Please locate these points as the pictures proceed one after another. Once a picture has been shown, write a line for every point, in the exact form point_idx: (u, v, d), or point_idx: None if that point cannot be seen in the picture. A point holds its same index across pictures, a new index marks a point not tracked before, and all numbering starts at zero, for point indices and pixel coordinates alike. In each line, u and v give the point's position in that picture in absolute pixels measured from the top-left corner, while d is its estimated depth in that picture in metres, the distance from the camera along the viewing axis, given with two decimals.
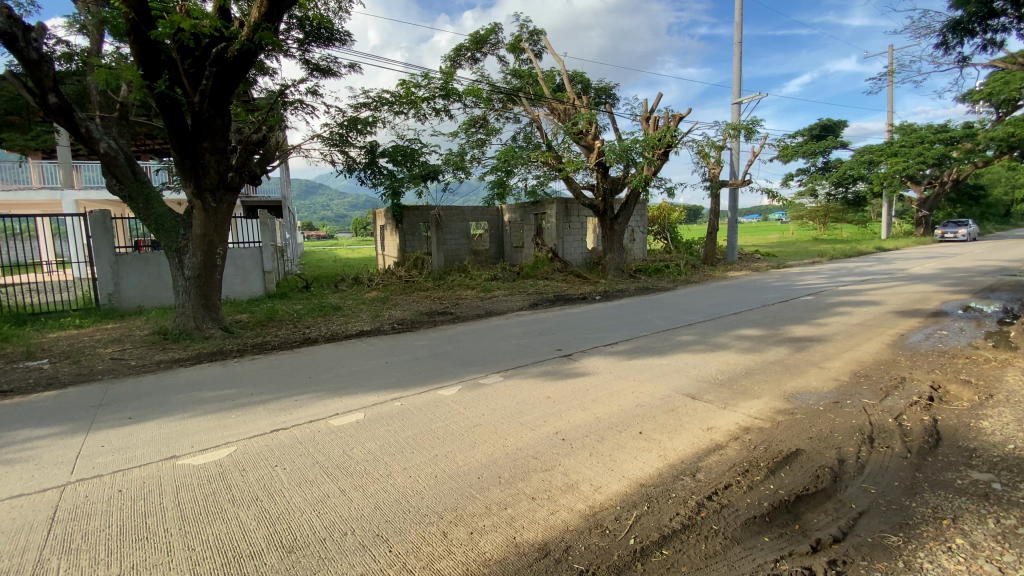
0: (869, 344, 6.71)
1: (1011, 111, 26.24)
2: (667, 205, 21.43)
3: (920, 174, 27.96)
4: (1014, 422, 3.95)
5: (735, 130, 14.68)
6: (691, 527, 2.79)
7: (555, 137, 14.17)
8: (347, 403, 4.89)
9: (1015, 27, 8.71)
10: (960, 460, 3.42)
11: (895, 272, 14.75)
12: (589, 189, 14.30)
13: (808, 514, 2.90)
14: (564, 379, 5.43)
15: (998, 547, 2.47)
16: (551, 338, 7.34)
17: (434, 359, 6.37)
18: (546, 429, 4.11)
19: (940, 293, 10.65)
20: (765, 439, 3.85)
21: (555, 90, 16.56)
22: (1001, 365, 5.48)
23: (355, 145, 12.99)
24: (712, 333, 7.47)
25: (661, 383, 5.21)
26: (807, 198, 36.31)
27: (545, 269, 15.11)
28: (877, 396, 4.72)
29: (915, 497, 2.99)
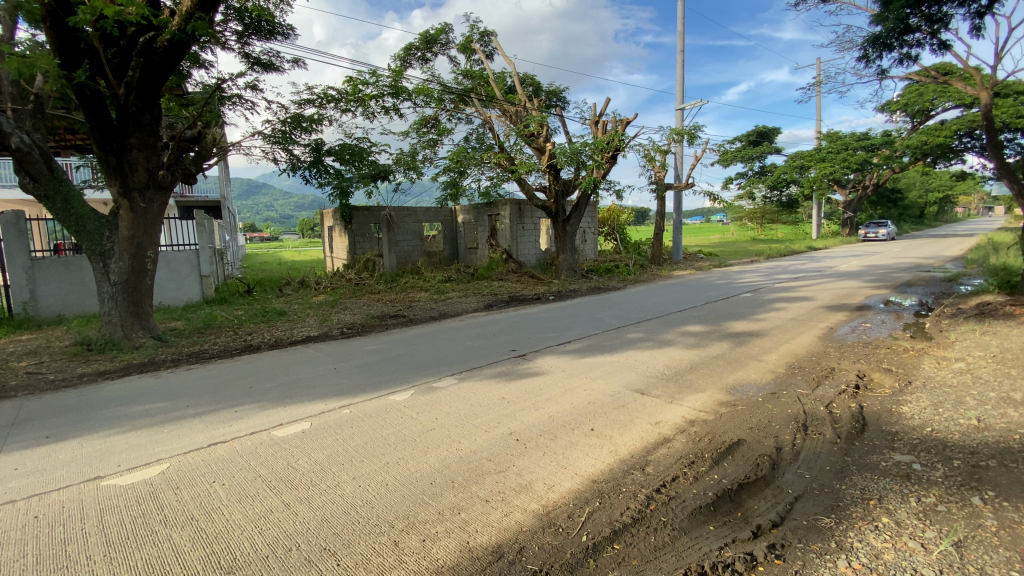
0: (802, 337, 7.14)
1: (924, 121, 28.58)
2: (617, 207, 21.96)
3: (845, 178, 30.06)
4: (929, 406, 4.30)
5: (679, 135, 15.23)
6: (640, 521, 2.85)
7: (507, 138, 14.22)
8: (291, 413, 4.68)
9: (928, 42, 9.56)
10: (883, 444, 3.68)
11: (825, 269, 15.79)
12: (541, 190, 14.41)
13: (749, 501, 3.04)
14: (518, 379, 5.44)
15: (919, 525, 2.65)
16: (505, 339, 7.34)
17: (385, 364, 6.22)
18: (499, 430, 4.10)
19: (863, 288, 11.47)
20: (708, 431, 4.00)
21: (506, 92, 16.64)
22: (918, 353, 5.95)
23: (299, 143, 12.52)
24: (660, 330, 7.70)
25: (612, 380, 5.33)
26: (746, 200, 38.25)
27: (499, 270, 15.11)
28: (810, 386, 5.02)
29: (845, 480, 3.19)
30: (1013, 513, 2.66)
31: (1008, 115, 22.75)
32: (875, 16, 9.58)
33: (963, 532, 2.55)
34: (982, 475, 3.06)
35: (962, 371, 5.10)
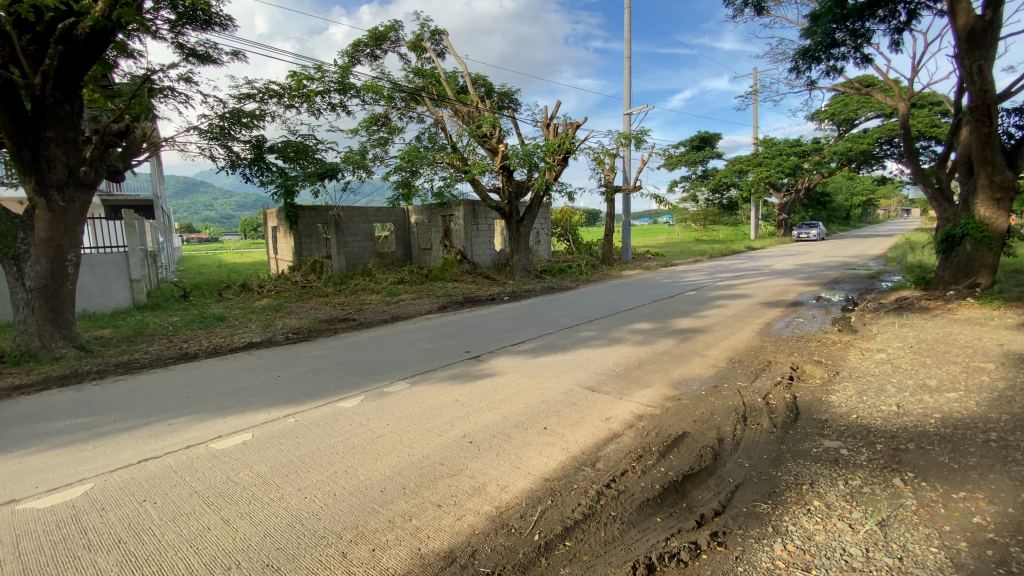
0: (742, 332, 7.52)
1: (849, 129, 30.78)
2: (568, 208, 22.32)
3: (780, 182, 31.91)
4: (855, 394, 4.63)
5: (627, 139, 15.67)
6: (591, 517, 2.90)
7: (459, 138, 14.14)
8: (231, 424, 4.44)
9: (852, 56, 10.33)
10: (814, 431, 3.93)
11: (762, 268, 16.69)
12: (494, 192, 14.40)
13: (693, 491, 3.16)
14: (471, 381, 5.41)
15: (847, 506, 2.84)
16: (459, 341, 7.28)
17: (334, 370, 6.02)
18: (452, 434, 4.06)
19: (797, 285, 12.22)
20: (655, 425, 4.14)
21: (457, 92, 16.54)
22: (844, 346, 6.40)
23: (239, 139, 11.94)
24: (610, 329, 7.88)
25: (564, 378, 5.40)
26: (690, 203, 39.85)
27: (454, 271, 14.92)
28: (749, 378, 5.30)
29: (781, 467, 3.38)
30: (929, 492, 2.90)
31: (922, 125, 24.91)
32: (804, 30, 10.29)
33: (886, 511, 2.74)
34: (900, 458, 3.32)
35: (883, 361, 5.53)
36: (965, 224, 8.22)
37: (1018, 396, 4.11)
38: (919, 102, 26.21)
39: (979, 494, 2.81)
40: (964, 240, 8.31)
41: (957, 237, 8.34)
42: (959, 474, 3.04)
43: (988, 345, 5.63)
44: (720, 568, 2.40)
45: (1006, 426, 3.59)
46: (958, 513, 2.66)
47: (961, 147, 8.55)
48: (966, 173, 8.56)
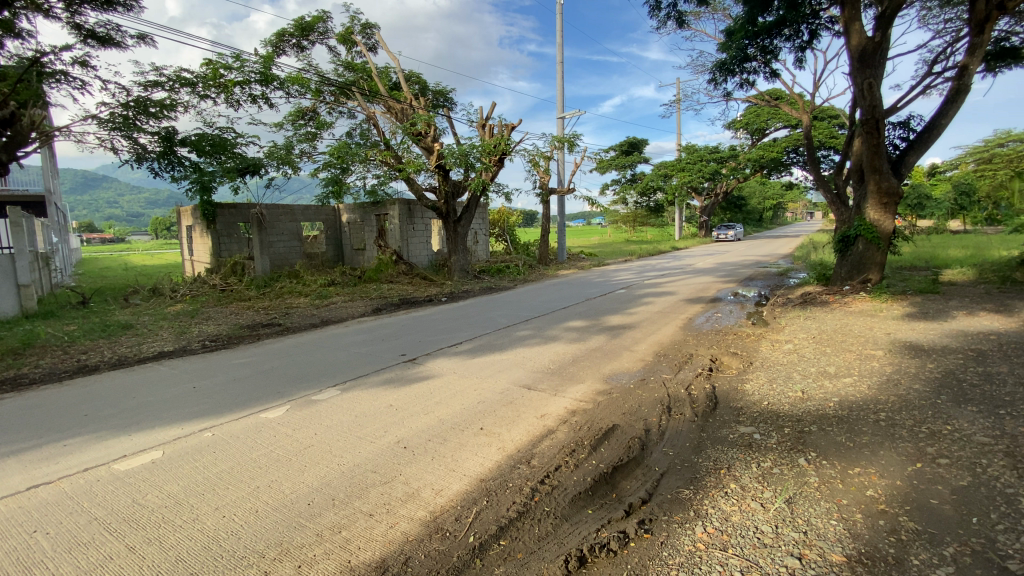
0: (667, 328, 7.93)
1: (760, 138, 33.33)
2: (505, 209, 22.46)
3: (700, 186, 34.02)
4: (766, 382, 5.03)
5: (561, 142, 16.02)
6: (525, 514, 2.93)
7: (393, 136, 13.82)
8: (139, 442, 4.06)
9: (761, 71, 11.20)
10: (731, 418, 4.22)
11: (687, 267, 17.69)
12: (430, 191, 14.19)
13: (623, 482, 3.29)
14: (406, 384, 5.30)
15: (759, 487, 3.07)
16: (394, 344, 7.11)
17: (259, 379, 5.66)
18: (386, 440, 3.95)
19: (717, 282, 13.07)
20: (588, 419, 4.26)
21: (390, 88, 16.17)
22: (758, 338, 6.92)
23: (147, 130, 10.96)
24: (546, 327, 8.01)
25: (501, 378, 5.42)
26: (621, 205, 41.44)
27: (389, 272, 14.50)
28: (674, 371, 5.60)
29: (702, 454, 3.59)
30: (829, 469, 3.20)
31: (822, 135, 27.50)
32: (721, 45, 11.02)
33: (793, 489, 2.99)
34: (805, 439, 3.64)
35: (790, 351, 6.05)
36: (858, 226, 9.14)
37: (901, 379, 4.64)
38: (820, 115, 28.87)
39: (871, 469, 3.13)
40: (857, 240, 9.25)
41: (851, 237, 9.27)
42: (854, 452, 3.37)
43: (877, 334, 6.31)
44: (646, 554, 2.51)
45: (892, 407, 4.04)
46: (855, 487, 2.96)
47: (855, 156, 9.51)
48: (858, 180, 9.54)
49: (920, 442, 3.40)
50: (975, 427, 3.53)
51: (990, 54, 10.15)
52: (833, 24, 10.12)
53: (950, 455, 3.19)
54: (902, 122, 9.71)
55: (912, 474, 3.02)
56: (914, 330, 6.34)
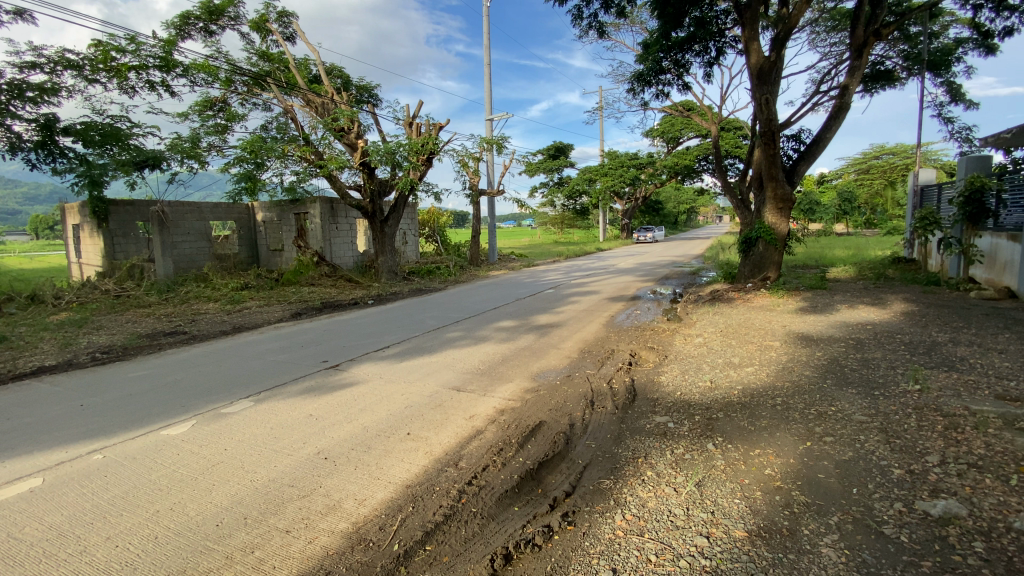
0: (592, 325, 8.25)
1: (675, 147, 35.49)
2: (435, 209, 22.18)
3: (622, 190, 35.65)
4: (679, 373, 5.38)
5: (489, 144, 16.08)
6: (452, 516, 2.92)
7: (313, 131, 13.16)
8: (13, 469, 3.56)
9: (675, 83, 11.92)
10: (648, 409, 4.45)
11: (610, 267, 18.45)
12: (354, 189, 13.69)
13: (548, 477, 3.37)
14: (327, 392, 5.07)
15: (673, 472, 3.27)
16: (314, 349, 6.80)
17: (160, 393, 5.17)
18: (305, 451, 3.77)
19: (637, 281, 13.73)
20: (515, 418, 4.32)
21: (310, 81, 15.42)
22: (673, 332, 7.38)
23: (21, 116, 9.64)
24: (475, 328, 8.01)
25: (429, 381, 5.35)
26: (548, 207, 42.33)
27: (309, 275, 13.84)
28: (597, 366, 5.83)
29: (622, 445, 3.77)
30: (733, 452, 3.47)
31: (728, 145, 29.83)
32: (638, 57, 11.62)
33: (702, 473, 3.22)
34: (713, 425, 3.93)
35: (700, 344, 6.51)
36: (759, 229, 10.00)
37: (794, 366, 5.16)
38: (727, 126, 31.28)
39: (769, 449, 3.44)
40: (758, 241, 10.11)
41: (753, 239, 10.12)
42: (755, 435, 3.69)
43: (776, 326, 6.96)
44: (569, 546, 2.59)
45: (786, 391, 4.47)
46: (755, 467, 3.24)
47: (755, 165, 10.40)
48: (759, 187, 10.43)
49: (810, 423, 3.78)
50: (854, 407, 3.98)
51: (867, 76, 11.56)
52: (737, 43, 10.99)
53: (835, 433, 3.58)
54: (794, 135, 10.76)
55: (803, 452, 3.35)
56: (806, 322, 7.05)
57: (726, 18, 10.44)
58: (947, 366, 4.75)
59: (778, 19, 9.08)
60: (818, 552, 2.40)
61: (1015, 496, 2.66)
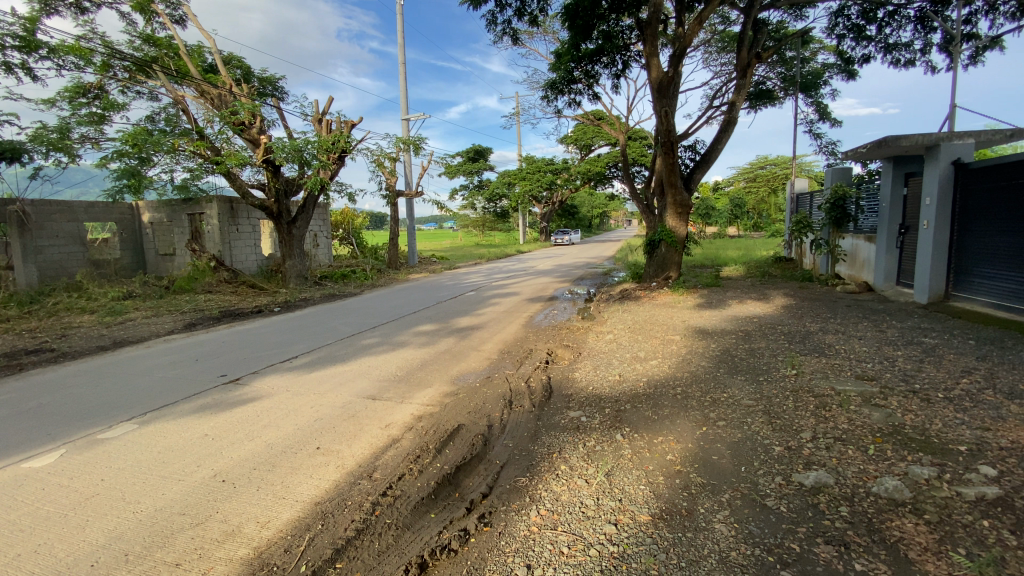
0: (511, 326, 8.37)
1: (588, 154, 37.08)
2: (349, 210, 21.32)
3: (539, 195, 36.60)
4: (591, 369, 5.63)
5: (406, 144, 15.76)
6: (365, 530, 2.81)
7: (208, 125, 12.09)
8: None
9: (585, 92, 12.48)
10: (563, 405, 4.61)
11: (529, 269, 18.85)
12: (257, 188, 12.77)
13: (465, 480, 3.36)
14: (226, 409, 4.68)
15: (585, 464, 3.40)
16: (211, 363, 6.25)
17: (21, 421, 4.48)
18: (199, 475, 3.45)
19: (554, 283, 14.16)
20: (433, 423, 4.26)
21: (204, 71, 14.16)
22: (586, 330, 7.70)
23: None
24: (393, 333, 7.80)
25: (342, 391, 5.12)
26: (468, 211, 42.41)
27: (206, 281, 12.73)
28: (515, 366, 5.93)
29: (538, 441, 3.85)
30: (639, 440, 3.69)
31: (635, 153, 31.72)
32: (551, 65, 12.03)
33: (611, 463, 3.39)
34: (621, 417, 4.15)
35: (611, 340, 6.86)
36: (662, 232, 10.73)
37: (693, 357, 5.60)
38: (635, 136, 33.25)
39: (671, 436, 3.70)
40: (660, 243, 10.84)
41: (656, 241, 10.82)
42: (658, 423, 3.95)
43: (677, 322, 7.52)
44: (485, 547, 2.60)
45: (685, 381, 4.84)
46: (658, 453, 3.47)
47: (657, 173, 11.15)
48: (661, 193, 11.19)
49: (706, 409, 4.11)
50: (743, 393, 4.39)
51: (752, 94, 12.82)
52: (641, 58, 11.71)
53: (726, 417, 3.93)
54: (690, 145, 11.67)
55: (700, 437, 3.64)
56: (703, 317, 7.67)
57: (630, 33, 11.09)
58: (817, 352, 5.41)
59: (675, 38, 9.81)
60: (711, 528, 2.62)
61: (871, 463, 3.08)
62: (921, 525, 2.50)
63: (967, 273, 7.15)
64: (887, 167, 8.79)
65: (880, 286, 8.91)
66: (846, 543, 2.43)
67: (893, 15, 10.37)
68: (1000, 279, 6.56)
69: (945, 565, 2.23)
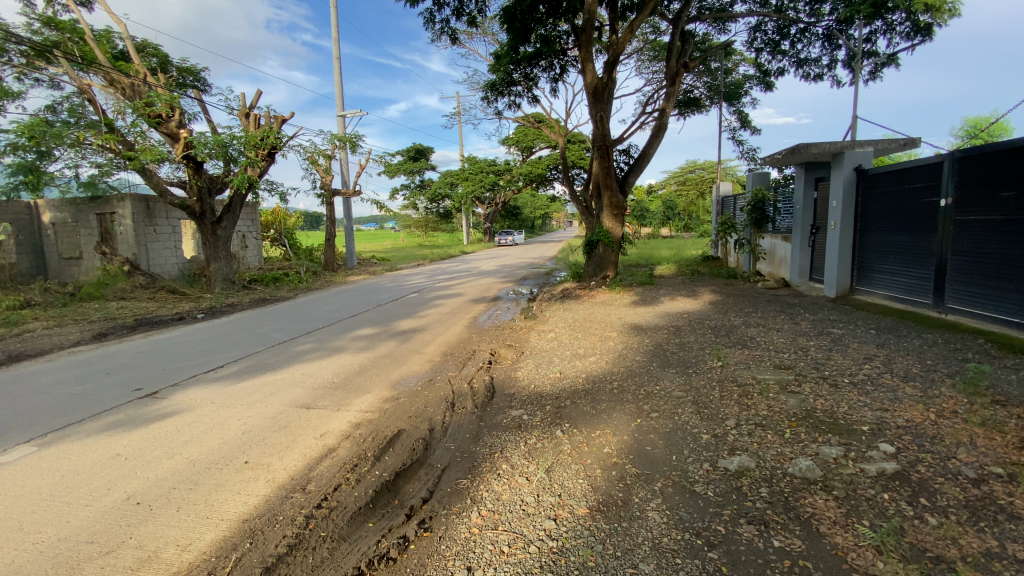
0: (454, 327, 8.31)
1: (530, 155, 37.53)
2: (281, 209, 20.32)
3: (483, 195, 36.61)
4: (532, 368, 5.70)
5: (342, 141, 15.25)
6: (297, 545, 2.70)
7: (118, 117, 11.11)
8: None
9: (524, 95, 12.64)
10: (505, 404, 4.63)
11: (471, 270, 18.79)
12: (177, 186, 11.90)
13: (405, 486, 3.30)
14: (141, 425, 4.31)
15: (526, 462, 3.45)
16: (125, 376, 5.75)
17: None
18: (110, 498, 3.16)
19: (497, 283, 14.22)
20: (372, 430, 4.15)
21: (115, 58, 13.00)
22: (529, 330, 7.79)
23: None
24: (329, 339, 7.52)
25: (273, 401, 4.87)
26: (410, 211, 41.70)
27: (119, 287, 11.70)
28: (458, 368, 5.89)
29: (480, 442, 3.85)
30: (578, 435, 3.78)
31: (574, 156, 32.45)
32: (491, 67, 12.10)
33: (552, 459, 3.45)
34: (561, 413, 4.24)
35: (552, 338, 6.99)
36: (599, 233, 11.04)
37: (629, 353, 5.81)
38: (574, 139, 34.03)
39: (608, 430, 3.82)
40: (598, 244, 11.16)
41: (594, 242, 11.13)
42: (596, 418, 4.07)
43: (615, 319, 7.77)
44: (425, 553, 2.57)
45: (621, 376, 5.01)
46: (596, 447, 3.57)
47: (594, 176, 11.49)
48: (598, 195, 11.53)
49: (640, 402, 4.27)
50: (674, 385, 4.61)
51: (681, 101, 13.50)
52: (578, 63, 12.01)
53: (659, 409, 4.11)
54: (625, 149, 12.10)
55: (635, 429, 3.79)
56: (638, 314, 7.97)
57: (567, 39, 11.34)
58: (741, 345, 5.77)
59: (609, 45, 10.10)
60: (645, 517, 2.73)
61: (787, 446, 3.33)
62: (830, 501, 2.74)
63: (869, 269, 7.89)
64: (800, 172, 9.53)
65: (796, 281, 9.67)
66: (765, 522, 2.61)
67: (804, 32, 11.27)
68: (896, 274, 7.28)
69: (851, 537, 2.44)
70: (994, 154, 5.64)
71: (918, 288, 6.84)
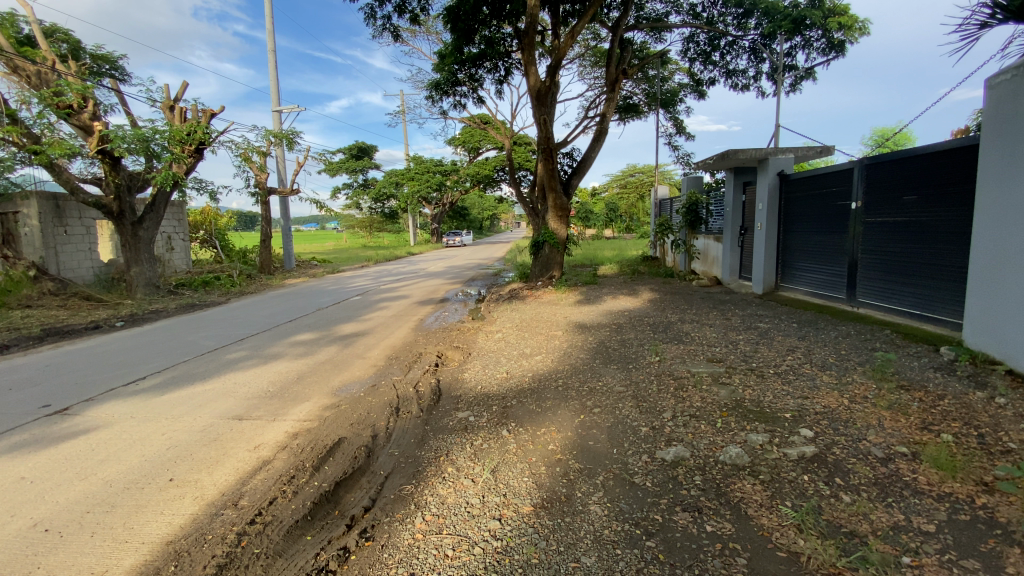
0: (399, 330, 8.16)
1: (477, 156, 37.47)
2: (212, 209, 19.15)
3: (429, 196, 36.14)
4: (479, 369, 5.70)
5: (277, 138, 14.59)
6: (228, 565, 2.56)
7: (21, 107, 10.09)
8: None
9: (469, 95, 12.62)
10: (451, 407, 4.60)
11: (418, 271, 18.49)
12: (92, 184, 10.97)
13: (346, 495, 3.21)
14: (49, 446, 3.93)
15: (471, 464, 3.44)
16: (31, 392, 5.22)
17: None
18: (12, 527, 2.86)
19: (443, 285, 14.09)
20: (311, 439, 4.00)
21: (18, 43, 11.80)
22: (475, 330, 7.79)
23: None
24: (265, 345, 7.17)
25: (202, 413, 4.58)
26: (354, 211, 40.52)
27: (23, 294, 10.60)
28: (403, 372, 5.78)
29: (424, 446, 3.81)
30: (523, 434, 3.82)
31: (520, 158, 32.71)
32: (434, 66, 11.98)
33: (497, 459, 3.46)
34: (507, 413, 4.26)
35: (498, 338, 7.02)
36: (544, 233, 11.20)
37: (572, 351, 5.94)
38: (520, 140, 34.30)
39: (553, 427, 3.88)
40: (544, 244, 11.31)
41: (540, 242, 11.28)
42: (541, 416, 4.12)
43: (559, 318, 7.92)
44: (367, 562, 2.51)
45: (565, 374, 5.11)
46: (541, 445, 3.62)
47: (539, 177, 11.64)
48: (543, 197, 11.69)
49: (583, 399, 4.38)
50: (615, 381, 4.76)
51: (621, 107, 13.95)
52: (522, 65, 12.13)
53: (601, 404, 4.23)
54: (568, 152, 12.33)
55: (579, 425, 3.88)
56: (582, 313, 8.16)
57: (511, 41, 11.42)
58: (677, 340, 6.04)
59: (552, 49, 10.27)
60: (587, 510, 2.80)
61: (719, 435, 3.52)
62: (757, 485, 2.92)
63: (792, 267, 8.47)
64: (731, 177, 10.09)
65: (728, 280, 10.23)
66: (699, 509, 2.75)
67: (733, 44, 11.95)
68: (815, 272, 7.86)
69: (775, 518, 2.62)
70: (898, 161, 6.21)
71: (834, 285, 7.43)
